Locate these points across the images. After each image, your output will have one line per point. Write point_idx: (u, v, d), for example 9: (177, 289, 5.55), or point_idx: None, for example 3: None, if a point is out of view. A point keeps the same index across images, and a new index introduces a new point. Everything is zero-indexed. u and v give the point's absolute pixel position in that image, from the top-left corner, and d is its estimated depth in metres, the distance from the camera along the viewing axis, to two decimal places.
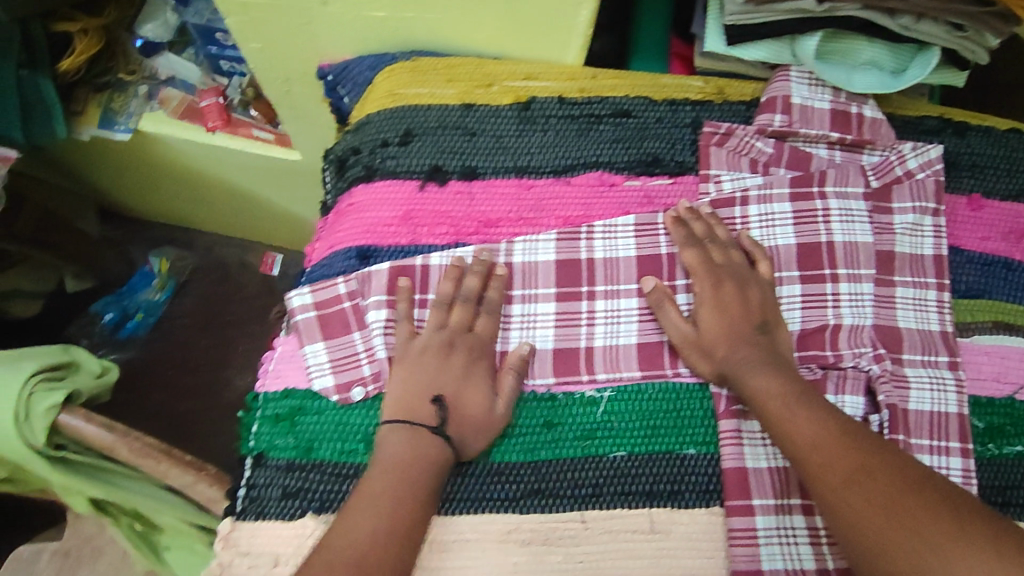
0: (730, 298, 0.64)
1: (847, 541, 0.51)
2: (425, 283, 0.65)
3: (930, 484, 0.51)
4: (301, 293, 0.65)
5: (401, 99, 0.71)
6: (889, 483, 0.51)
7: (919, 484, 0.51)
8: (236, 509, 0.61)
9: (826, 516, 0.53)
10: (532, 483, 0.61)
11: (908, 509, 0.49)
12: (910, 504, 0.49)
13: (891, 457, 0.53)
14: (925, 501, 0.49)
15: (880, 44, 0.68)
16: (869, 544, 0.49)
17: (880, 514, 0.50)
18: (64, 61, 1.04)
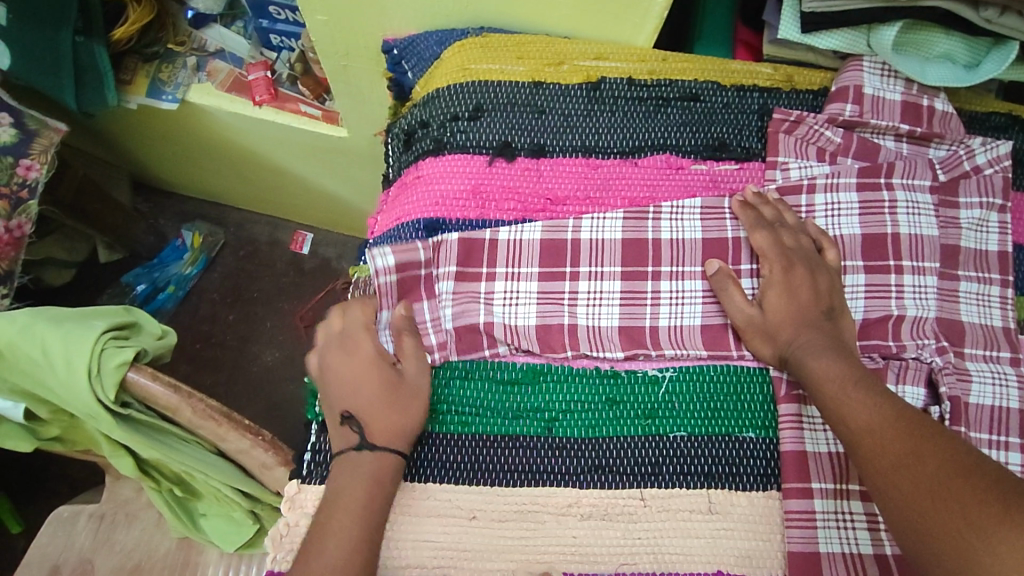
0: (800, 283, 0.64)
1: (895, 526, 0.49)
2: (492, 254, 0.65)
3: (981, 470, 0.48)
4: (383, 254, 0.63)
5: (473, 74, 0.71)
6: (939, 468, 0.49)
7: (971, 467, 0.48)
8: (303, 473, 0.61)
9: (877, 500, 0.52)
10: (593, 458, 0.60)
11: (955, 495, 0.47)
12: (956, 488, 0.47)
13: (947, 443, 0.51)
14: (975, 484, 0.47)
15: (957, 36, 0.68)
16: (919, 529, 0.48)
17: (926, 498, 0.48)
18: (117, 30, 1.05)
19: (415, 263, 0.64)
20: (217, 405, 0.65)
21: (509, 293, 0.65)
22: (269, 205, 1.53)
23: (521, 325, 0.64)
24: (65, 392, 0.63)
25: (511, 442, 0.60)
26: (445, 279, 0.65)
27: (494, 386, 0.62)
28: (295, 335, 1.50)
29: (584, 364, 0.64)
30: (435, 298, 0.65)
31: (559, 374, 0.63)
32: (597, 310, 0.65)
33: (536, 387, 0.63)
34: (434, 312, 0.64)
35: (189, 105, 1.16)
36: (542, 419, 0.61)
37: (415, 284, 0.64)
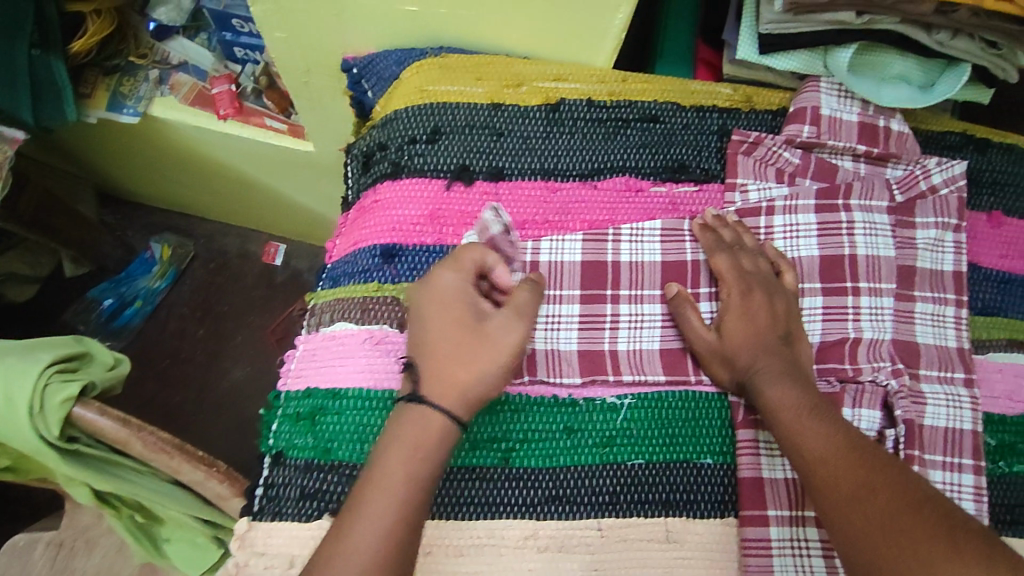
0: (758, 307, 0.63)
1: (847, 560, 0.50)
2: None
3: (929, 504, 0.49)
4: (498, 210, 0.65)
5: (430, 96, 0.70)
6: (890, 502, 0.50)
7: (920, 502, 0.49)
8: (253, 509, 0.59)
9: (829, 532, 0.52)
10: (551, 489, 0.60)
11: (903, 530, 0.48)
12: (906, 524, 0.48)
13: (895, 474, 0.52)
14: (925, 521, 0.47)
15: (911, 57, 0.69)
16: (866, 563, 0.48)
17: (876, 531, 0.49)
18: (76, 42, 1.02)
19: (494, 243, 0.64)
20: (168, 437, 0.63)
21: None
22: (239, 216, 1.50)
23: None
24: (7, 429, 0.61)
25: (466, 473, 0.60)
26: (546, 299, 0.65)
27: None
28: (266, 348, 1.48)
29: (542, 392, 0.63)
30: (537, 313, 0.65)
31: (518, 404, 0.62)
32: (556, 338, 0.64)
33: (493, 417, 0.61)
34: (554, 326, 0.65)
35: (152, 120, 1.13)
36: (499, 450, 0.61)
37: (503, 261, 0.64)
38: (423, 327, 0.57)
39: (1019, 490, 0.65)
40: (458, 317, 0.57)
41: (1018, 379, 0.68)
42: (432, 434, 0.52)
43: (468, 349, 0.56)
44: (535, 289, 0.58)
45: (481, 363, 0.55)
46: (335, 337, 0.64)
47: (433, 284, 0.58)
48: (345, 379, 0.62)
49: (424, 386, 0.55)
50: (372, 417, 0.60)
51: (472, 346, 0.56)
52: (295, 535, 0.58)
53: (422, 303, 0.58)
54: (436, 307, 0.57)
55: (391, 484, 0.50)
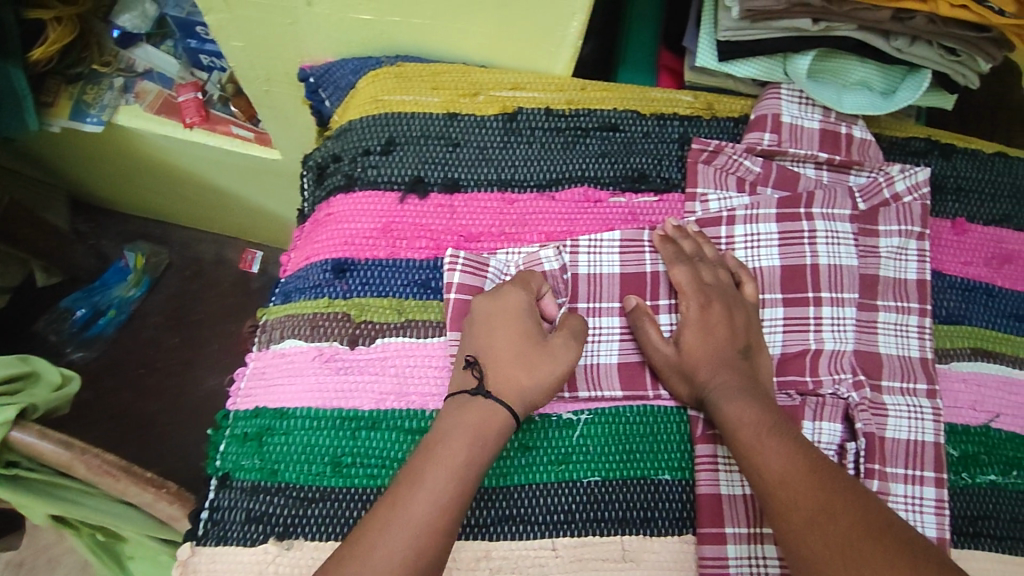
0: (716, 320, 0.62)
1: None
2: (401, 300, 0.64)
3: (889, 533, 0.48)
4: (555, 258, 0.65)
5: (385, 106, 0.69)
6: (850, 527, 0.49)
7: (879, 529, 0.48)
8: (197, 534, 0.58)
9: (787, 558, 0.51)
10: (505, 509, 0.59)
11: (865, 560, 0.47)
12: (866, 550, 0.47)
13: (853, 498, 0.51)
14: (884, 548, 0.47)
15: (872, 64, 0.67)
16: None
17: (839, 562, 0.48)
18: (36, 49, 0.98)
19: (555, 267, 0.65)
20: (114, 460, 0.61)
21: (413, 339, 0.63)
22: (213, 223, 1.47)
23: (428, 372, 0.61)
24: None
25: None
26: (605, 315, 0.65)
27: (402, 436, 0.59)
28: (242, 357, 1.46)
29: None
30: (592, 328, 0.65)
31: None
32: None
33: None
34: (601, 341, 0.64)
35: (117, 129, 1.11)
36: None
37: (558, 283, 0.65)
38: (487, 330, 0.58)
39: (981, 502, 0.64)
40: (525, 327, 0.59)
41: (980, 389, 0.67)
42: (490, 426, 0.54)
43: (535, 358, 0.57)
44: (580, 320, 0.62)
45: (539, 372, 0.57)
46: (284, 356, 0.63)
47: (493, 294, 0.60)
48: (294, 399, 0.61)
49: (488, 384, 0.56)
50: (320, 437, 0.60)
51: (535, 357, 0.57)
52: (240, 560, 0.57)
53: (482, 307, 0.59)
54: (504, 314, 0.59)
55: (450, 463, 0.51)
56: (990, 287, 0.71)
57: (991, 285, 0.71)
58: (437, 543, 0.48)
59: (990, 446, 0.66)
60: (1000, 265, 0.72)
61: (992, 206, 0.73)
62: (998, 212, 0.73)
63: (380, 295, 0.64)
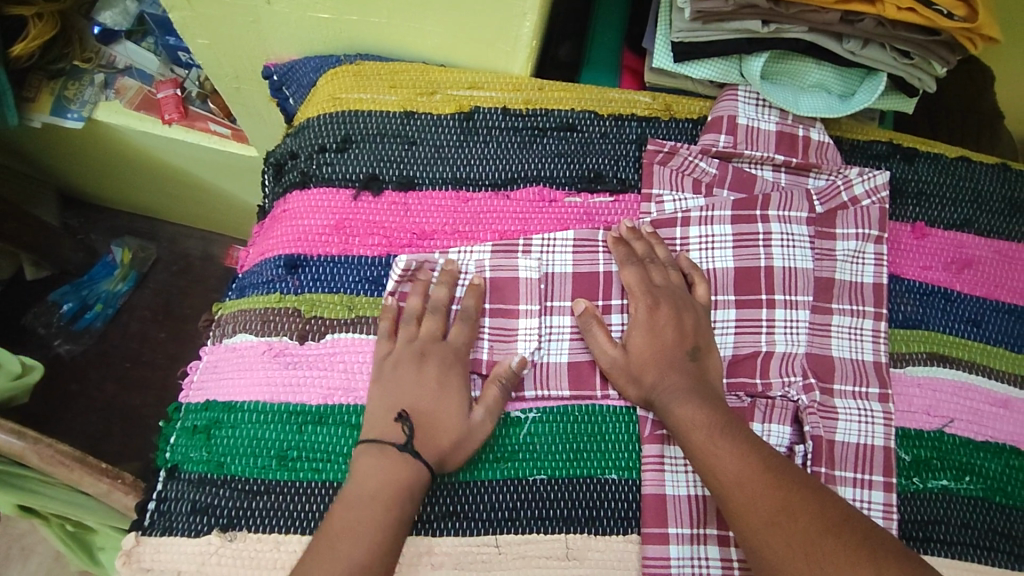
0: (663, 323, 0.62)
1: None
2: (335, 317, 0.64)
3: (849, 526, 0.49)
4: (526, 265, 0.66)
5: (343, 104, 0.69)
6: (809, 524, 0.49)
7: (838, 522, 0.49)
8: (142, 524, 0.58)
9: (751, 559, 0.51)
10: (449, 505, 0.59)
11: (826, 557, 0.47)
12: (828, 546, 0.48)
13: (810, 495, 0.52)
14: (845, 543, 0.48)
15: (828, 66, 0.68)
16: None
17: (801, 561, 0.48)
18: (17, 46, 0.97)
19: (512, 265, 0.65)
20: (68, 450, 0.62)
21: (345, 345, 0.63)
22: (197, 221, 1.43)
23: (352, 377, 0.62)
24: None
25: None
26: (558, 313, 0.65)
27: (348, 431, 0.60)
28: None
29: None
30: (543, 324, 0.65)
31: None
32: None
33: None
34: (549, 340, 0.65)
35: (98, 125, 1.09)
36: None
37: (515, 286, 0.65)
38: (415, 391, 0.59)
39: (932, 507, 0.63)
40: (456, 400, 0.59)
41: (936, 393, 0.66)
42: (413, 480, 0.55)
43: (463, 436, 0.58)
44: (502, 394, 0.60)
45: (462, 449, 0.58)
46: (236, 350, 0.63)
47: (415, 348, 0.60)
48: (243, 393, 0.61)
49: (417, 445, 0.57)
50: (266, 431, 0.60)
51: (462, 438, 0.58)
52: (183, 551, 0.57)
53: (407, 367, 0.60)
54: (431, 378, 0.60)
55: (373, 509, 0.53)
56: (948, 292, 0.70)
57: (949, 289, 0.70)
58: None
59: (943, 451, 0.65)
60: (959, 270, 0.71)
61: (954, 210, 0.73)
62: (959, 217, 0.73)
63: (331, 290, 0.64)
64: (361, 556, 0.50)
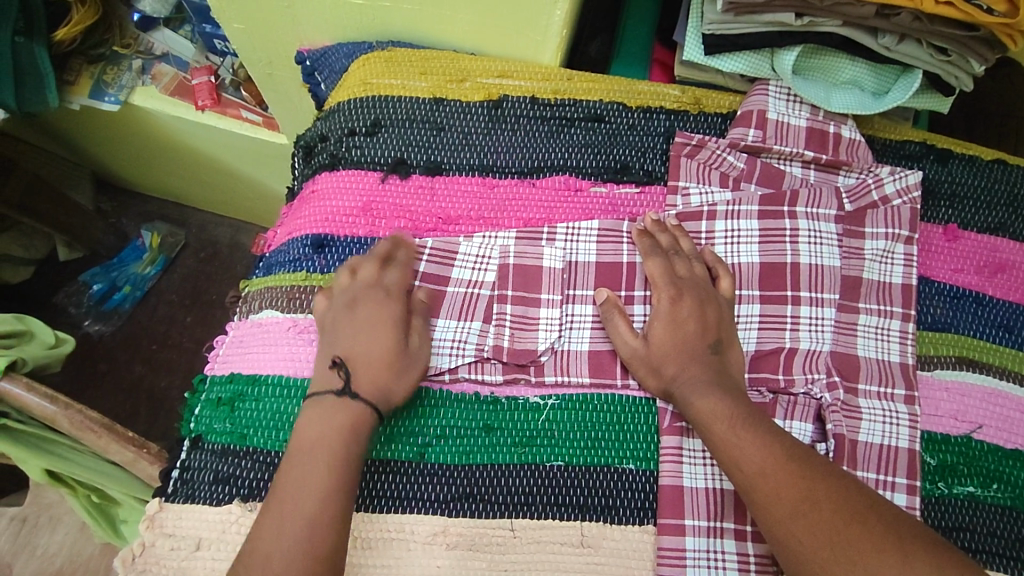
0: (685, 315, 0.61)
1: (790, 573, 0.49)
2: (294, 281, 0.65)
3: (875, 513, 0.49)
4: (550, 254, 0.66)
5: (374, 88, 0.70)
6: (835, 513, 0.49)
7: (866, 509, 0.49)
8: (166, 490, 0.59)
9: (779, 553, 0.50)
10: (465, 486, 0.59)
11: (854, 544, 0.47)
12: (856, 536, 0.48)
13: (840, 484, 0.51)
14: (871, 531, 0.48)
15: (862, 62, 0.67)
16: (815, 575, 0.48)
17: (827, 551, 0.48)
18: (60, 30, 0.99)
19: (535, 254, 0.66)
20: (96, 417, 0.62)
21: (297, 297, 0.65)
22: (224, 207, 1.44)
23: (300, 321, 0.64)
24: None
25: (381, 467, 0.59)
26: (579, 301, 0.65)
27: None
28: None
29: (464, 388, 0.62)
30: (564, 314, 0.65)
31: (438, 399, 0.62)
32: (468, 330, 0.63)
33: (412, 411, 0.61)
34: (570, 328, 0.64)
35: (134, 109, 1.11)
36: (415, 444, 0.60)
37: (537, 274, 0.65)
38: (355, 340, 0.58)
39: (958, 513, 0.61)
40: (384, 326, 0.59)
41: (964, 399, 0.65)
42: (358, 416, 0.55)
43: (400, 363, 0.58)
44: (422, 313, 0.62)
45: (399, 379, 0.58)
46: (261, 326, 0.64)
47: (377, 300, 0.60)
48: (268, 367, 0.63)
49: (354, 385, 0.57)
50: (288, 405, 0.61)
51: (394, 362, 0.58)
52: (205, 518, 0.58)
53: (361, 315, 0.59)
54: (366, 316, 0.59)
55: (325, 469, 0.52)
56: (980, 295, 0.69)
57: (981, 293, 0.69)
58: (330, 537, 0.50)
59: (970, 457, 0.63)
60: (992, 274, 0.69)
61: (988, 214, 0.71)
62: (994, 221, 0.71)
63: None
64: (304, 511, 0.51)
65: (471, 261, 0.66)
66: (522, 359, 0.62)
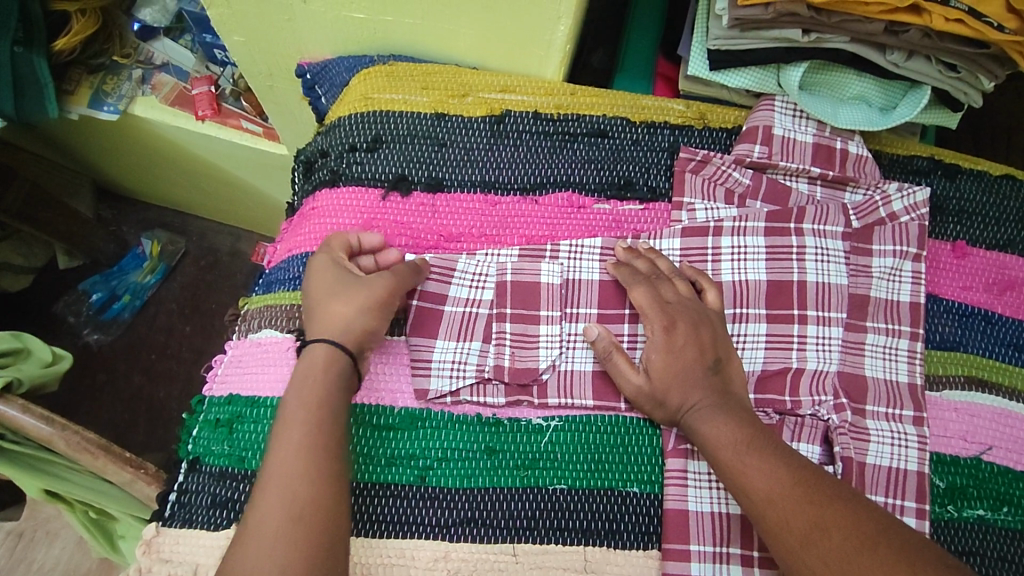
0: (682, 343, 0.60)
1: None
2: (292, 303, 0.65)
3: (884, 537, 0.47)
4: (549, 270, 0.65)
5: (374, 103, 0.70)
6: (844, 540, 0.48)
7: (873, 535, 0.48)
8: (163, 514, 0.58)
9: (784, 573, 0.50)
10: (466, 511, 0.58)
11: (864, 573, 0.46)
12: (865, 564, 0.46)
13: (848, 508, 0.50)
14: (880, 559, 0.46)
15: (869, 78, 0.67)
16: None
17: None
18: (60, 39, 0.99)
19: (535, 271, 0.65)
20: (94, 438, 0.61)
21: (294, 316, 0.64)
22: (225, 216, 1.44)
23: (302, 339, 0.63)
24: None
25: (381, 490, 0.58)
26: (582, 319, 0.64)
27: (369, 430, 0.60)
28: None
29: (465, 410, 0.61)
30: (568, 333, 0.64)
31: (439, 420, 0.61)
32: (468, 351, 0.63)
33: (413, 432, 0.60)
34: (572, 348, 0.64)
35: (134, 118, 1.10)
36: (416, 467, 0.59)
37: (537, 291, 0.64)
38: (313, 297, 0.60)
39: (968, 537, 0.60)
40: (336, 275, 0.60)
41: (974, 419, 0.64)
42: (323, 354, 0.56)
43: (351, 286, 0.59)
44: (412, 274, 0.61)
45: (357, 301, 0.58)
46: (260, 345, 0.64)
47: (333, 255, 0.61)
48: (267, 388, 0.62)
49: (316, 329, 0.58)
50: None
51: (348, 292, 0.59)
52: (202, 543, 0.57)
53: (315, 270, 0.61)
54: (321, 277, 0.60)
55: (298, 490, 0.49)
56: (989, 314, 0.68)
57: (990, 312, 0.68)
58: (312, 545, 0.47)
59: (980, 479, 0.62)
60: (1001, 292, 0.68)
61: (997, 231, 0.70)
62: (1002, 238, 0.70)
63: None
64: (281, 527, 0.47)
65: (468, 278, 0.65)
66: (525, 380, 0.62)
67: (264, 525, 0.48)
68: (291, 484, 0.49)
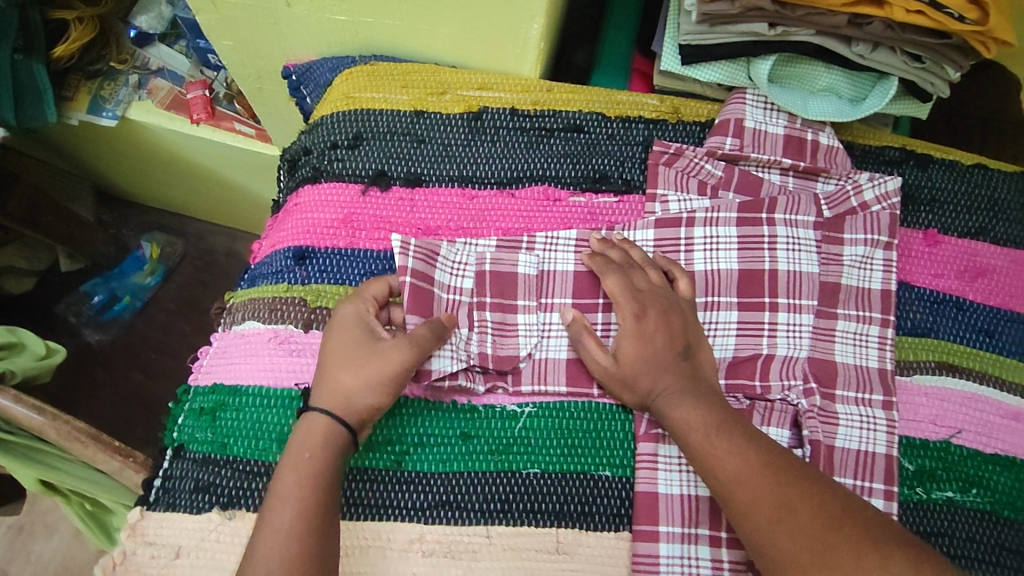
0: (653, 329, 0.61)
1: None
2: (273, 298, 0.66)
3: (849, 518, 0.49)
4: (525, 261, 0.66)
5: (355, 102, 0.72)
6: (811, 519, 0.49)
7: (838, 518, 0.49)
8: (148, 499, 0.60)
9: (752, 553, 0.51)
10: (442, 494, 0.60)
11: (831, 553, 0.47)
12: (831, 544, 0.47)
13: (815, 491, 0.51)
14: (846, 538, 0.47)
15: (837, 70, 0.68)
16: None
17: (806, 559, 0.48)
18: (58, 47, 1.01)
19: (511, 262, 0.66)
20: (84, 427, 0.63)
21: (274, 308, 0.66)
22: (222, 218, 1.46)
23: (283, 330, 0.65)
24: None
25: (359, 475, 0.60)
26: (557, 309, 0.66)
27: None
28: None
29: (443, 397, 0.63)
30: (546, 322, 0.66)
31: (416, 407, 0.62)
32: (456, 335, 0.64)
33: (390, 419, 0.62)
34: (548, 337, 0.65)
35: (131, 124, 1.13)
36: (392, 453, 0.61)
37: (513, 281, 0.66)
38: (329, 355, 0.59)
39: (936, 518, 0.61)
40: (355, 339, 0.59)
41: (943, 403, 0.65)
42: (323, 425, 0.56)
43: (365, 356, 0.58)
44: (433, 341, 0.59)
45: (366, 376, 0.57)
46: (243, 336, 0.65)
47: (357, 316, 0.60)
48: (249, 377, 0.64)
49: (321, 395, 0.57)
50: (268, 414, 0.62)
51: (360, 363, 0.57)
52: (184, 526, 0.59)
53: (337, 325, 0.60)
54: (342, 335, 0.59)
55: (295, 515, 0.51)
56: (960, 300, 0.69)
57: (961, 298, 0.69)
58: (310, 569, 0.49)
59: (949, 462, 0.63)
60: (972, 279, 0.69)
61: (968, 219, 0.71)
62: (974, 226, 0.71)
63: (336, 282, 0.67)
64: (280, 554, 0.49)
65: (449, 265, 0.66)
66: (500, 367, 0.63)
67: (268, 548, 0.49)
68: (291, 510, 0.51)
